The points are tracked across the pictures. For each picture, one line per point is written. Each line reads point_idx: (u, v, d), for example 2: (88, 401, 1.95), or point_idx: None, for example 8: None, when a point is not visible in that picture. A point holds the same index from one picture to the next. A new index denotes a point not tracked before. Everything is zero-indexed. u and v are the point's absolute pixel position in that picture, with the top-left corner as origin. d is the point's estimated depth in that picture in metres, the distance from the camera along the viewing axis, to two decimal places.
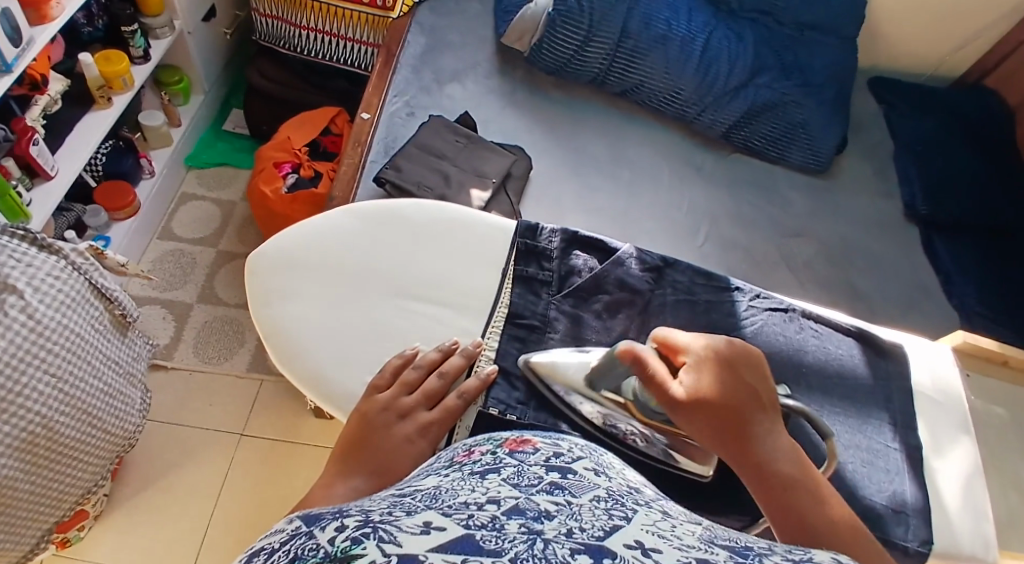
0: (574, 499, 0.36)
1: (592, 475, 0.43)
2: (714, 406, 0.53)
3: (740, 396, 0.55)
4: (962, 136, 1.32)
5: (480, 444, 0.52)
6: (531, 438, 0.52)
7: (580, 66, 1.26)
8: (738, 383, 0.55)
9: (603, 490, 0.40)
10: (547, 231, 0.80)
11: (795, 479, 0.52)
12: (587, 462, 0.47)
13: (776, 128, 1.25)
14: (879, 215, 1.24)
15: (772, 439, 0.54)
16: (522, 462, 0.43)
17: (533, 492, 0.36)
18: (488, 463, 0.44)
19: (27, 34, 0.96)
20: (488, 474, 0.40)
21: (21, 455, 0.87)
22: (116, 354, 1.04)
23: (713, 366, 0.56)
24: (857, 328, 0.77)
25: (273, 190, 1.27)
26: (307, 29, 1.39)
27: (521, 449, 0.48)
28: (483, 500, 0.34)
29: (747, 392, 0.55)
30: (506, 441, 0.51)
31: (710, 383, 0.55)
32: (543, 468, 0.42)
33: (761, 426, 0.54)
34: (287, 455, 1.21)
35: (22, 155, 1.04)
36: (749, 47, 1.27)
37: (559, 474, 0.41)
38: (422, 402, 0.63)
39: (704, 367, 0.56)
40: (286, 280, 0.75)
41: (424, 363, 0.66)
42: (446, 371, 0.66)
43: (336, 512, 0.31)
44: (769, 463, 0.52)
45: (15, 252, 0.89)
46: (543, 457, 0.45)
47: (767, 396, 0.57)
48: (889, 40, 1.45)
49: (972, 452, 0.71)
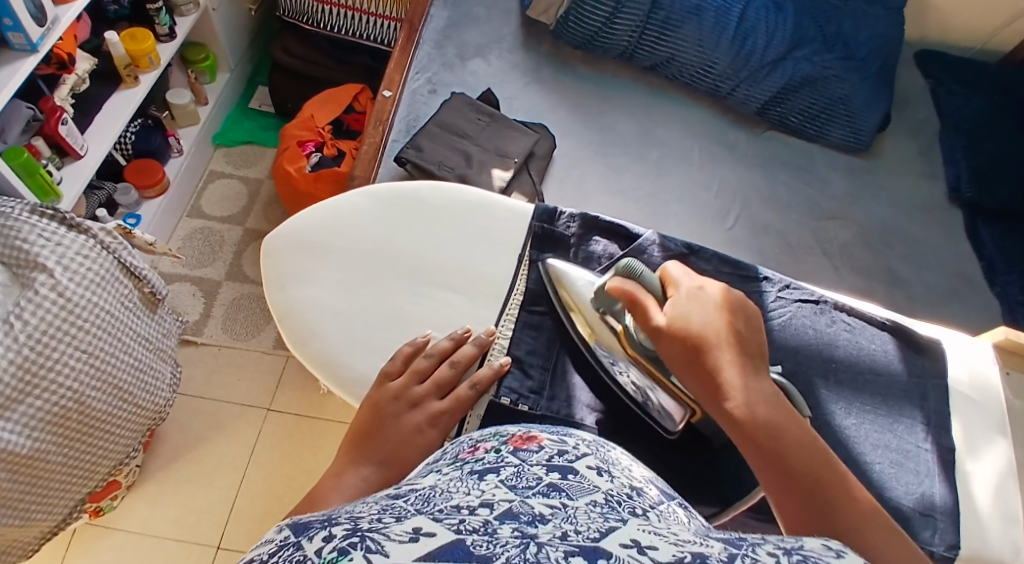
0: (569, 503, 0.34)
1: (593, 475, 0.42)
2: (688, 340, 0.52)
3: (717, 333, 0.52)
4: (1017, 113, 1.24)
5: (485, 439, 0.51)
6: (537, 434, 0.51)
7: (609, 40, 1.21)
8: (718, 321, 0.53)
9: (602, 492, 0.38)
10: (566, 216, 0.78)
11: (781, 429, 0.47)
12: (591, 460, 0.46)
13: (816, 104, 1.19)
14: (922, 197, 1.18)
15: (759, 386, 0.49)
16: (523, 462, 0.42)
17: (529, 495, 0.35)
18: (488, 462, 0.43)
19: (51, 14, 0.96)
20: (485, 476, 0.39)
21: (52, 428, 0.90)
22: (146, 331, 1.06)
23: (692, 305, 0.54)
24: (892, 322, 0.73)
25: (297, 169, 1.27)
26: (330, 4, 1.37)
27: (525, 447, 0.46)
28: (476, 503, 0.33)
29: (726, 330, 0.52)
30: (512, 438, 0.50)
31: (685, 319, 0.53)
32: (543, 469, 0.41)
33: (740, 366, 0.50)
34: (312, 431, 1.23)
35: (51, 134, 1.06)
36: (788, 19, 1.20)
37: (559, 475, 0.40)
38: (433, 391, 0.62)
39: (688, 305, 0.55)
40: (302, 264, 0.75)
41: (435, 351, 0.65)
42: (458, 360, 0.65)
43: (324, 520, 0.29)
44: (750, 407, 0.47)
45: (44, 231, 0.91)
46: (545, 456, 0.44)
47: (757, 346, 0.53)
48: (940, 10, 1.36)
49: (1010, 456, 0.67)
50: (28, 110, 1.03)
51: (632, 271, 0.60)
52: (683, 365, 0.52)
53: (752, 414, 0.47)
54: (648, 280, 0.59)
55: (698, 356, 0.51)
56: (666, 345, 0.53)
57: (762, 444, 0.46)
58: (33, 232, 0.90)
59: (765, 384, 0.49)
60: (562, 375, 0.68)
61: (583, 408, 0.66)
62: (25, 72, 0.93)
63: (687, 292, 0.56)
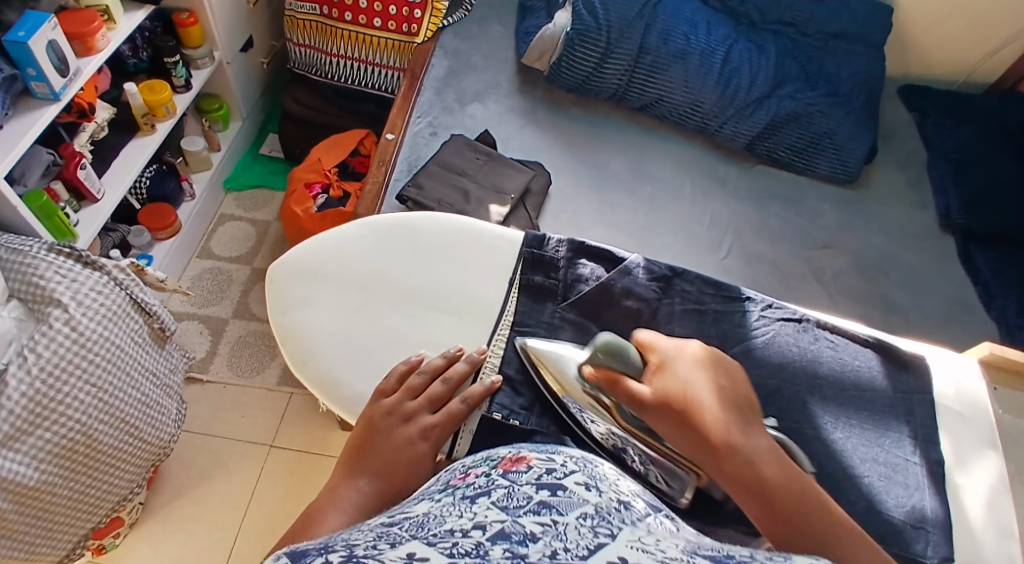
0: (560, 518, 0.34)
1: (581, 490, 0.41)
2: (678, 405, 0.52)
3: (708, 396, 0.53)
4: (1000, 141, 1.27)
5: (477, 465, 0.51)
6: (526, 455, 0.51)
7: (600, 83, 1.27)
8: (700, 377, 0.55)
9: (591, 506, 0.37)
10: (555, 241, 0.81)
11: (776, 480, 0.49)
12: (579, 476, 0.45)
13: (802, 138, 1.23)
14: (914, 226, 1.20)
15: (757, 440, 0.51)
16: (513, 483, 0.41)
17: (520, 514, 0.34)
18: (479, 485, 0.42)
19: (73, 66, 1.03)
20: (477, 499, 0.38)
21: (59, 460, 0.91)
22: (154, 366, 1.09)
23: (672, 368, 0.56)
24: (875, 339, 0.75)
25: (304, 210, 1.32)
26: (337, 56, 1.45)
27: (514, 469, 0.46)
28: (468, 527, 0.32)
29: (715, 390, 0.54)
30: (501, 462, 0.50)
31: (673, 386, 0.54)
32: (533, 487, 0.40)
33: (735, 422, 0.52)
34: (314, 466, 1.23)
35: (69, 179, 1.12)
36: (771, 59, 1.26)
37: (548, 492, 0.39)
38: (425, 406, 0.64)
39: (666, 370, 0.56)
40: (301, 291, 0.78)
41: (429, 369, 0.67)
42: (449, 377, 0.67)
43: (321, 548, 0.29)
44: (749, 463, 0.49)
45: (60, 268, 0.96)
46: (534, 475, 0.43)
47: (745, 398, 0.55)
48: (920, 47, 1.42)
49: (1001, 470, 0.68)
50: (48, 156, 1.08)
51: (612, 347, 0.59)
52: (679, 429, 0.52)
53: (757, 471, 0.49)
54: (629, 354, 0.59)
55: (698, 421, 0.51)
56: (658, 419, 0.53)
57: (774, 504, 0.47)
58: (49, 269, 0.94)
59: (758, 437, 0.52)
60: None
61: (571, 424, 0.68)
62: (47, 119, 1.00)
63: (666, 356, 0.58)
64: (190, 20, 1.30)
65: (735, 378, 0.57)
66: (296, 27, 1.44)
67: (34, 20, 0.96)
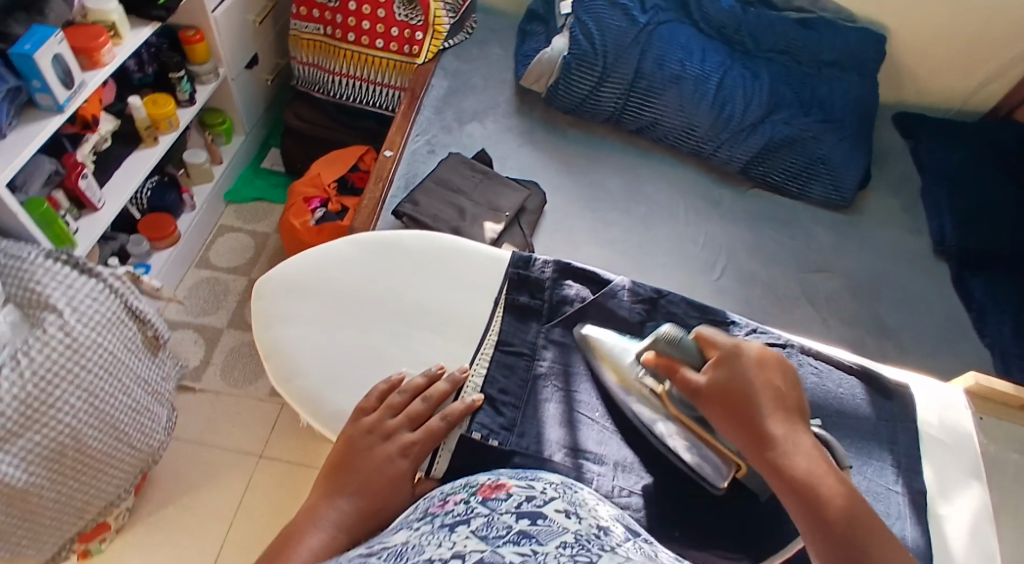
0: (540, 548, 0.33)
1: (561, 519, 0.39)
2: (728, 397, 0.56)
3: (758, 392, 0.56)
4: (994, 170, 1.28)
5: (455, 492, 0.49)
6: (506, 483, 0.49)
7: (596, 106, 1.29)
8: (755, 374, 0.57)
9: (571, 535, 0.36)
10: (541, 262, 0.82)
11: (812, 478, 0.50)
12: (559, 504, 0.43)
13: (796, 163, 1.24)
14: (907, 253, 1.21)
15: (799, 440, 0.53)
16: (493, 511, 0.40)
17: (500, 544, 0.33)
18: (458, 514, 0.41)
19: (79, 81, 1.06)
20: (457, 527, 0.37)
21: (48, 465, 0.92)
22: (146, 373, 1.09)
23: (731, 361, 0.58)
24: (860, 366, 0.76)
25: (302, 223, 1.33)
26: (341, 74, 1.48)
27: (493, 496, 0.44)
28: (445, 557, 0.32)
29: (767, 388, 0.56)
30: (482, 487, 0.48)
31: (725, 378, 0.57)
32: (513, 516, 0.38)
33: (778, 421, 0.54)
34: (303, 479, 1.23)
35: (71, 188, 1.14)
36: (765, 86, 1.28)
37: (528, 521, 0.37)
38: (406, 424, 0.64)
39: (724, 362, 0.58)
40: (289, 306, 0.79)
41: (409, 388, 0.67)
42: (430, 395, 0.67)
43: None
44: (784, 455, 0.52)
45: (58, 274, 0.97)
46: (514, 503, 0.41)
47: (796, 397, 0.57)
48: (914, 76, 1.44)
49: (983, 499, 0.69)
50: (51, 166, 1.11)
51: (674, 337, 0.62)
52: (728, 420, 0.56)
53: (794, 467, 0.51)
54: (687, 344, 0.62)
55: (742, 414, 0.55)
56: (708, 407, 0.57)
57: (806, 501, 0.49)
58: (46, 274, 0.96)
59: (805, 435, 0.54)
60: (533, 412, 0.71)
61: (552, 446, 0.69)
62: (51, 129, 1.02)
63: (726, 350, 0.60)
64: (197, 38, 1.33)
65: (793, 379, 0.58)
66: (301, 46, 1.47)
67: (40, 34, 0.98)
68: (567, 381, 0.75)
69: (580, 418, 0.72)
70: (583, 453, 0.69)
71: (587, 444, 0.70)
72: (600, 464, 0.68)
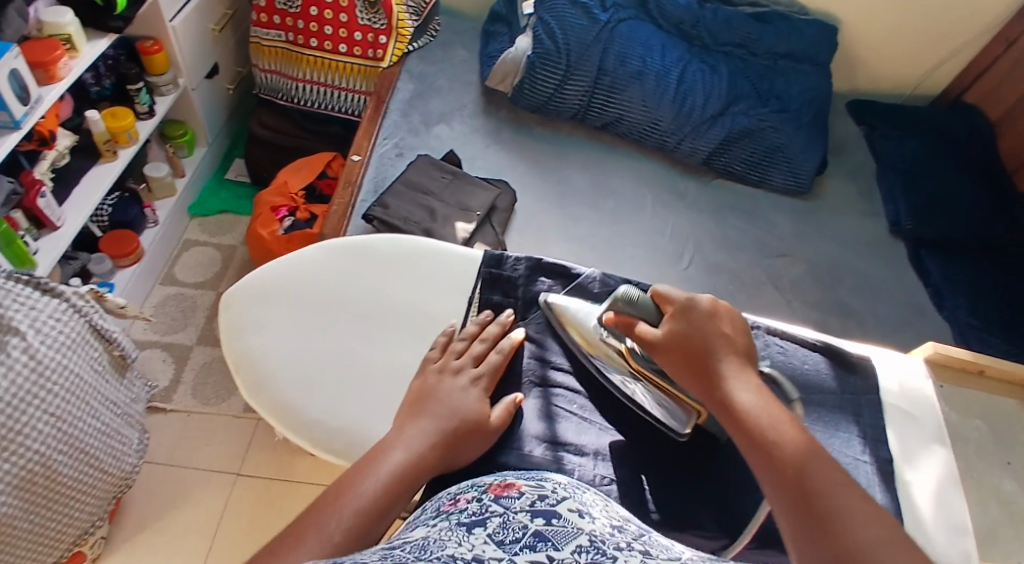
0: (557, 554, 0.33)
1: (576, 518, 0.39)
2: (681, 344, 0.60)
3: (716, 344, 0.59)
4: (943, 153, 1.34)
5: (463, 491, 0.48)
6: (516, 481, 0.48)
7: (561, 104, 1.30)
8: (705, 325, 0.60)
9: (587, 537, 0.36)
10: (513, 259, 0.84)
11: (753, 408, 0.53)
12: (572, 503, 0.43)
13: (756, 152, 1.28)
14: (866, 234, 1.25)
15: (743, 378, 0.56)
16: (507, 510, 0.39)
17: (517, 550, 0.33)
18: (473, 512, 0.40)
19: (35, 94, 1.03)
20: (474, 528, 0.36)
21: (20, 493, 0.89)
22: (114, 395, 1.06)
23: (684, 315, 0.62)
24: (823, 343, 0.79)
25: (270, 232, 1.32)
26: (304, 81, 1.46)
27: (506, 495, 0.44)
28: (467, 559, 0.31)
29: (715, 335, 0.60)
30: (491, 487, 0.47)
31: (681, 333, 0.61)
32: (528, 515, 0.38)
33: (735, 370, 0.57)
34: (282, 493, 1.21)
35: (30, 207, 1.11)
36: (723, 78, 1.31)
37: (544, 521, 0.37)
38: (470, 361, 0.68)
39: (680, 315, 0.62)
40: (258, 316, 0.78)
41: (468, 335, 0.72)
42: (485, 338, 0.72)
43: None
44: (741, 399, 0.54)
45: (19, 295, 0.93)
46: (528, 501, 0.41)
47: (745, 347, 0.60)
48: (864, 64, 1.50)
49: (947, 463, 0.72)
50: (9, 185, 1.05)
51: (629, 297, 0.66)
52: (680, 364, 0.60)
53: (742, 406, 0.54)
54: (644, 301, 0.66)
55: (692, 358, 0.59)
56: (665, 361, 0.61)
57: (744, 426, 0.52)
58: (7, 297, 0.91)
59: (750, 376, 0.57)
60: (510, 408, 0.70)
61: (533, 440, 0.68)
62: (8, 147, 0.99)
63: (679, 305, 0.63)
64: (155, 47, 1.31)
65: (744, 331, 0.62)
66: (262, 54, 1.46)
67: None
68: (544, 377, 0.75)
69: (558, 412, 0.72)
70: (562, 445, 0.69)
71: (565, 437, 0.69)
72: (581, 454, 0.68)
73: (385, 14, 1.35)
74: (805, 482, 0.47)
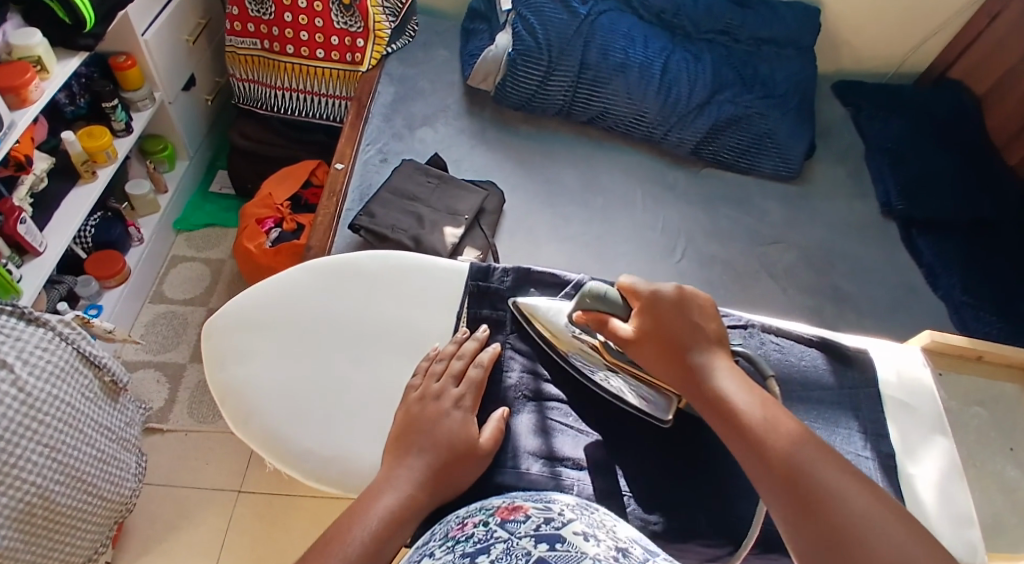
0: None
1: (581, 541, 0.38)
2: (658, 339, 0.59)
3: (691, 337, 0.58)
4: (930, 131, 1.33)
5: (472, 514, 0.47)
6: (523, 503, 0.47)
7: (545, 100, 1.29)
8: (676, 319, 0.59)
9: None
10: (500, 271, 0.82)
11: (737, 400, 0.52)
12: (578, 524, 0.42)
13: (744, 140, 1.27)
14: (857, 217, 1.24)
15: (722, 369, 0.56)
16: (512, 535, 0.39)
17: None
18: (479, 539, 0.40)
19: (9, 119, 1.00)
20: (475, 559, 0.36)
21: (20, 527, 0.88)
22: (108, 420, 1.05)
23: (654, 310, 0.60)
24: (819, 337, 0.78)
25: (256, 245, 1.30)
26: (284, 89, 1.43)
27: (512, 518, 0.43)
28: None
29: (687, 328, 0.59)
30: (499, 509, 0.46)
31: (656, 328, 0.59)
32: (532, 540, 0.38)
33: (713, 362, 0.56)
34: (284, 509, 1.21)
35: (10, 234, 1.09)
36: (707, 67, 1.30)
37: (547, 546, 0.37)
38: (451, 381, 0.66)
39: (650, 309, 0.61)
40: (243, 344, 0.77)
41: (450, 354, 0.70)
42: (463, 354, 0.70)
43: None
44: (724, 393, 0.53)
45: (4, 327, 0.91)
46: (533, 525, 0.41)
47: (717, 335, 0.59)
48: (848, 45, 1.49)
49: (949, 453, 0.72)
50: None
51: (598, 293, 0.64)
52: (659, 362, 0.58)
53: (727, 399, 0.53)
54: (611, 296, 0.64)
55: (669, 354, 0.58)
56: (644, 357, 0.60)
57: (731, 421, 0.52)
58: None
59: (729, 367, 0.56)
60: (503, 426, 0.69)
61: (528, 457, 0.67)
62: None
63: (646, 298, 0.62)
64: (128, 62, 1.28)
65: (715, 319, 0.61)
66: (238, 62, 1.42)
67: None
68: (538, 391, 0.73)
69: (554, 426, 0.70)
70: (559, 460, 0.67)
71: (563, 452, 0.68)
72: (578, 469, 0.67)
73: (362, 17, 1.33)
74: (798, 473, 0.46)
